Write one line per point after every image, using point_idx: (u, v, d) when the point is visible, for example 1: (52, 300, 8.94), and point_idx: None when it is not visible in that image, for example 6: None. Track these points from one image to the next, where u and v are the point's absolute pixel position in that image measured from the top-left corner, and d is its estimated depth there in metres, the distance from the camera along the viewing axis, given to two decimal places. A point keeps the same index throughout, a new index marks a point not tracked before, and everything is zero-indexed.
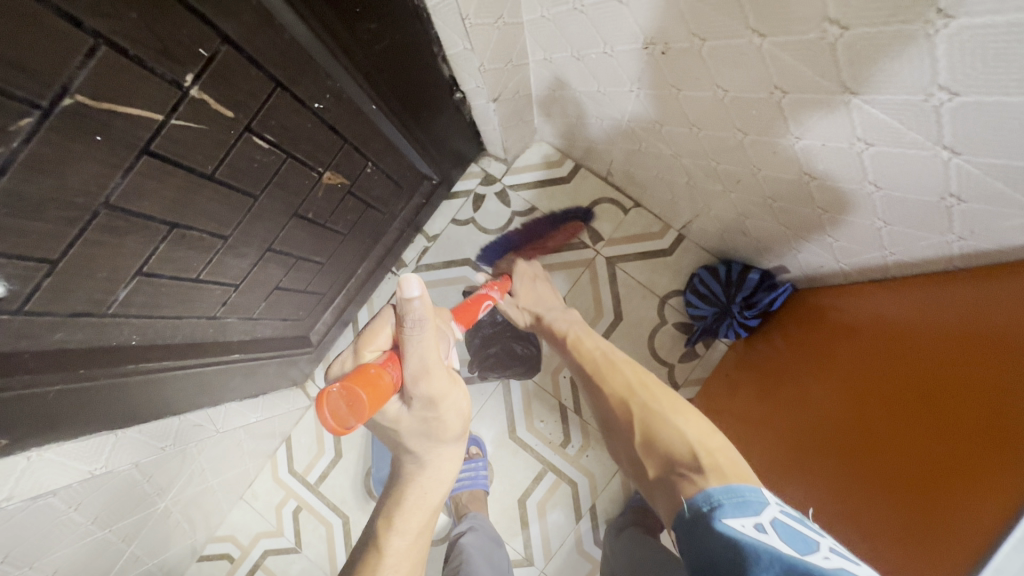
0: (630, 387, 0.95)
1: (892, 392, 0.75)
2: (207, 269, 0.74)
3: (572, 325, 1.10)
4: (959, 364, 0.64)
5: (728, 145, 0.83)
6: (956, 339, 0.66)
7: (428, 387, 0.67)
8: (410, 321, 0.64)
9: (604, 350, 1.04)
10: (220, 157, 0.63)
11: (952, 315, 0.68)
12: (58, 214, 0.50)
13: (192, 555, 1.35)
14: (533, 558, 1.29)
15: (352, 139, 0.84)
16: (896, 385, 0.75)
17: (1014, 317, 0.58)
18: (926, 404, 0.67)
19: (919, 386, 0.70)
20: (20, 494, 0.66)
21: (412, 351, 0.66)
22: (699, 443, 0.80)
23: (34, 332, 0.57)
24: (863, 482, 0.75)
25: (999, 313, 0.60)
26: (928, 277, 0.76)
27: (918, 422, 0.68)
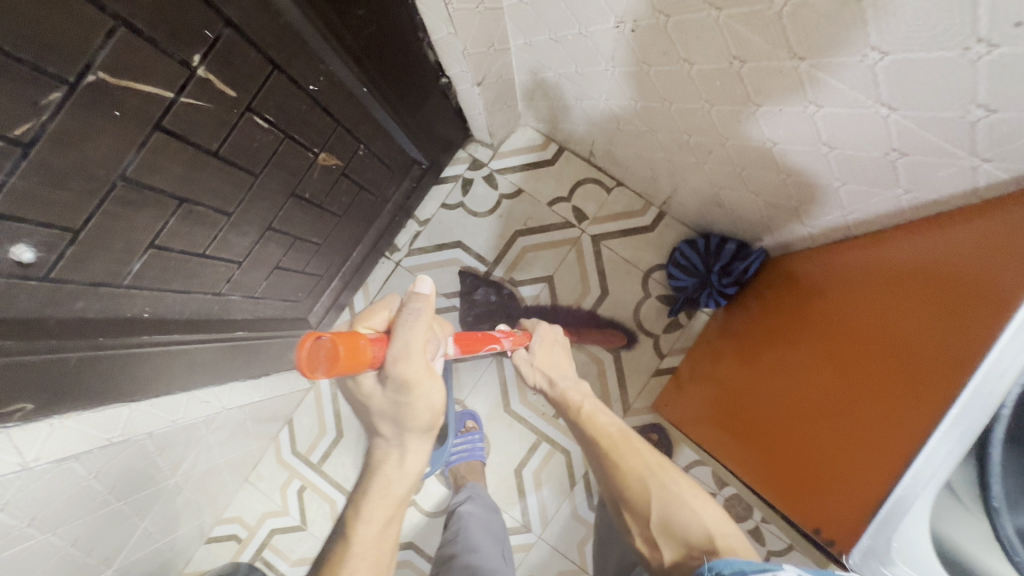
0: (650, 466, 0.85)
1: (835, 336, 0.86)
2: (212, 245, 0.78)
3: (588, 398, 1.00)
4: (889, 303, 0.76)
5: (698, 117, 0.89)
6: (885, 283, 0.78)
7: (403, 371, 0.65)
8: (410, 311, 0.66)
9: (620, 428, 0.93)
10: (224, 135, 0.67)
11: (902, 265, 0.75)
12: (82, 185, 0.55)
13: (201, 536, 1.39)
14: (530, 525, 1.35)
15: (345, 121, 0.89)
16: (854, 335, 0.82)
17: (929, 257, 0.70)
18: (863, 340, 0.79)
19: (857, 327, 0.81)
20: (46, 456, 0.70)
21: (401, 336, 0.65)
22: (717, 530, 0.74)
23: (58, 299, 0.61)
24: (826, 426, 0.82)
25: (918, 257, 0.72)
26: (862, 237, 0.88)
27: (875, 364, 0.75)
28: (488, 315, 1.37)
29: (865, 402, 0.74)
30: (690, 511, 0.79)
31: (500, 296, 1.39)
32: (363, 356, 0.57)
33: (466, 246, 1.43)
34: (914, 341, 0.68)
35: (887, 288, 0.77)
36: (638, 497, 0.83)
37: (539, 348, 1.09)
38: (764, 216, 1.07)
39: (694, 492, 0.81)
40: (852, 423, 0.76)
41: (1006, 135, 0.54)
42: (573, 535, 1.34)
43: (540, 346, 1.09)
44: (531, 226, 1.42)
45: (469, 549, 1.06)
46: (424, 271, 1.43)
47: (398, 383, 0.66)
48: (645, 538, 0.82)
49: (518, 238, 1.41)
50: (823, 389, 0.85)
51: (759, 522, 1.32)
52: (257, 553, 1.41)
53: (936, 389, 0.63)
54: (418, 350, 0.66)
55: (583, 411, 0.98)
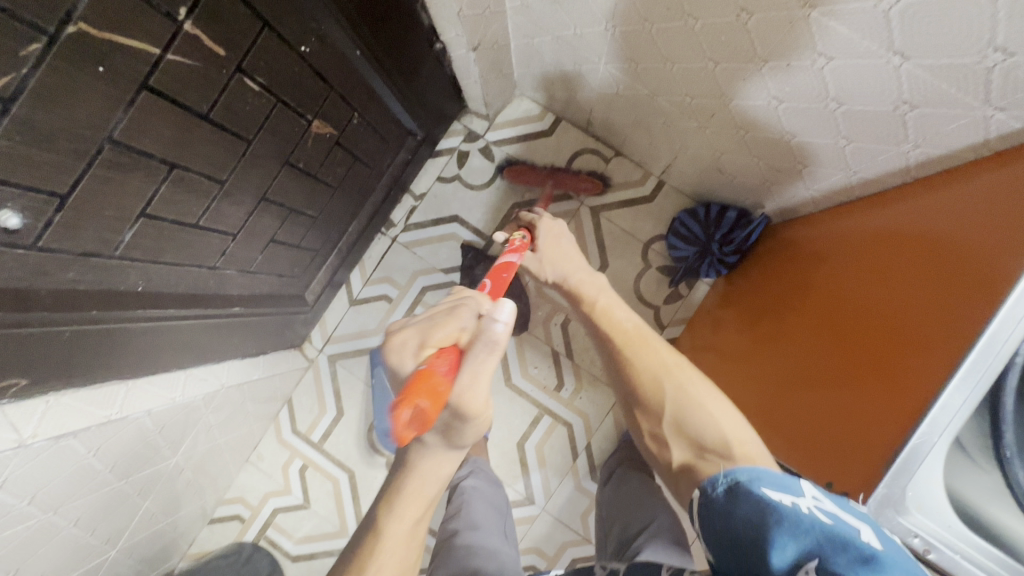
0: (665, 366, 0.86)
1: (837, 301, 0.86)
2: (205, 215, 0.76)
3: (601, 293, 1.00)
4: (891, 262, 0.75)
5: (700, 77, 0.87)
6: (887, 243, 0.78)
7: (464, 406, 0.62)
8: (485, 342, 0.62)
9: (637, 325, 0.94)
10: (214, 97, 0.65)
11: (902, 227, 0.75)
12: (68, 146, 0.52)
13: (204, 517, 1.39)
14: (534, 497, 1.36)
15: (337, 87, 0.86)
16: (855, 300, 0.81)
17: (931, 213, 0.70)
18: (865, 301, 0.78)
19: (859, 290, 0.81)
20: (44, 433, 0.68)
21: (468, 370, 0.61)
22: (732, 433, 0.76)
23: (47, 269, 0.59)
24: (818, 392, 0.81)
25: (919, 214, 0.72)
26: (864, 204, 0.88)
27: (874, 328, 0.74)
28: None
29: (858, 367, 0.74)
30: (708, 417, 0.80)
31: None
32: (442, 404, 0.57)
33: (463, 220, 1.41)
34: (914, 305, 0.68)
35: (891, 250, 0.77)
36: (653, 396, 0.85)
37: (547, 246, 1.11)
38: (766, 181, 1.06)
39: (713, 398, 0.82)
40: (844, 387, 0.76)
41: (1022, 81, 0.53)
42: (576, 506, 1.35)
43: (546, 243, 1.12)
44: (529, 198, 1.40)
45: (470, 523, 1.04)
46: (421, 246, 1.41)
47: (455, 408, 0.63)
48: (655, 436, 0.86)
49: (517, 210, 1.40)
50: (821, 355, 0.84)
51: None
52: (261, 532, 1.42)
53: (937, 335, 0.63)
54: (485, 377, 0.64)
55: (596, 306, 0.98)
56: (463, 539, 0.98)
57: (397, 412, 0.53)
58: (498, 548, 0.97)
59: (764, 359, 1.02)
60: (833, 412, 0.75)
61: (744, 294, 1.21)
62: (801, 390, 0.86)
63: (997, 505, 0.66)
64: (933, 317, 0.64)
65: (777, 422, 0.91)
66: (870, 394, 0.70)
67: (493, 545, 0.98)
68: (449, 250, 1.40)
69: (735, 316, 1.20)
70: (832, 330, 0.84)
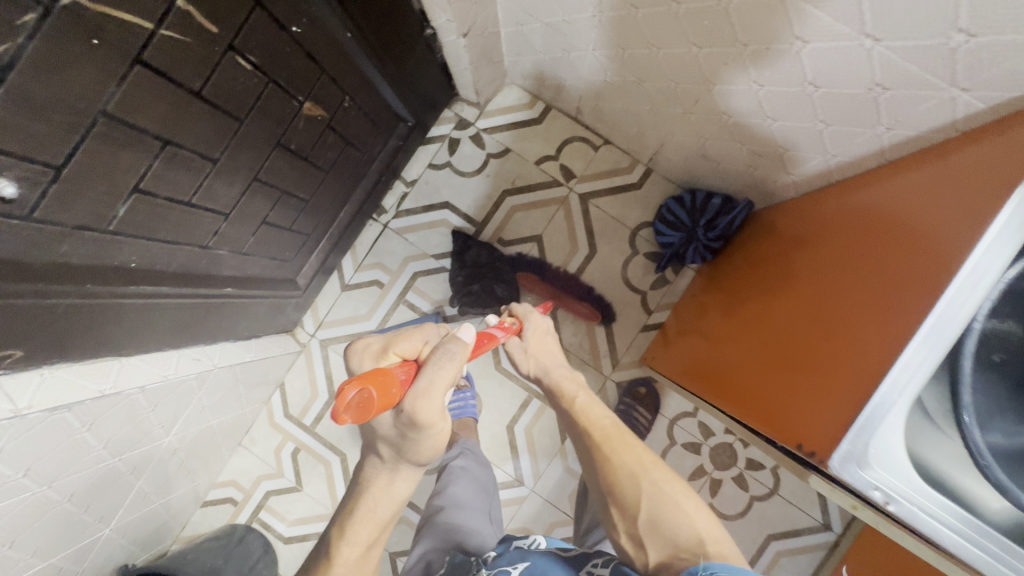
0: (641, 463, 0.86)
1: (818, 279, 0.88)
2: (198, 193, 0.77)
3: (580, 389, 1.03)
4: (871, 238, 0.77)
5: (685, 62, 0.89)
6: (867, 221, 0.80)
7: (418, 410, 0.64)
8: (445, 351, 0.68)
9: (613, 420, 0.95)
10: (206, 75, 0.66)
11: (879, 205, 0.78)
12: (62, 118, 0.54)
13: (197, 500, 1.40)
14: (523, 479, 1.39)
15: (329, 69, 0.87)
16: (829, 279, 0.84)
17: (908, 188, 0.72)
18: (843, 276, 0.80)
19: (839, 266, 0.82)
20: (39, 404, 0.70)
21: (427, 374, 0.66)
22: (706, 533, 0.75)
23: (43, 241, 0.60)
24: (788, 366, 0.84)
25: (898, 190, 0.74)
26: (842, 186, 0.90)
27: (843, 302, 0.77)
28: (477, 274, 1.34)
29: (829, 339, 0.75)
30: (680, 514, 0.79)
31: (492, 257, 1.36)
32: (393, 396, 0.60)
33: (454, 206, 1.42)
34: (886, 277, 0.69)
35: (868, 227, 0.79)
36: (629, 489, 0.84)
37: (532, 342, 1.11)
38: (749, 167, 1.09)
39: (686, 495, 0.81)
40: (811, 359, 0.78)
41: (983, 61, 0.56)
42: (565, 487, 1.38)
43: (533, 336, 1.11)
44: (519, 185, 1.42)
45: (455, 504, 1.05)
46: (413, 232, 1.42)
47: (410, 417, 0.65)
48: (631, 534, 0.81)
49: (507, 197, 1.41)
50: (794, 332, 0.87)
51: (743, 468, 1.37)
52: (254, 515, 1.43)
53: (911, 300, 0.64)
54: (441, 389, 0.67)
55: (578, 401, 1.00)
56: (446, 520, 1.00)
57: (347, 388, 0.55)
58: (480, 530, 0.98)
59: (745, 338, 1.03)
60: (798, 383, 0.78)
61: (728, 277, 1.23)
62: (779, 365, 0.87)
63: (963, 475, 0.67)
64: (897, 287, 0.67)
65: (747, 399, 0.93)
66: (832, 363, 0.72)
67: (475, 527, 0.99)
68: (440, 236, 1.42)
69: (719, 299, 1.23)
70: (812, 306, 0.85)
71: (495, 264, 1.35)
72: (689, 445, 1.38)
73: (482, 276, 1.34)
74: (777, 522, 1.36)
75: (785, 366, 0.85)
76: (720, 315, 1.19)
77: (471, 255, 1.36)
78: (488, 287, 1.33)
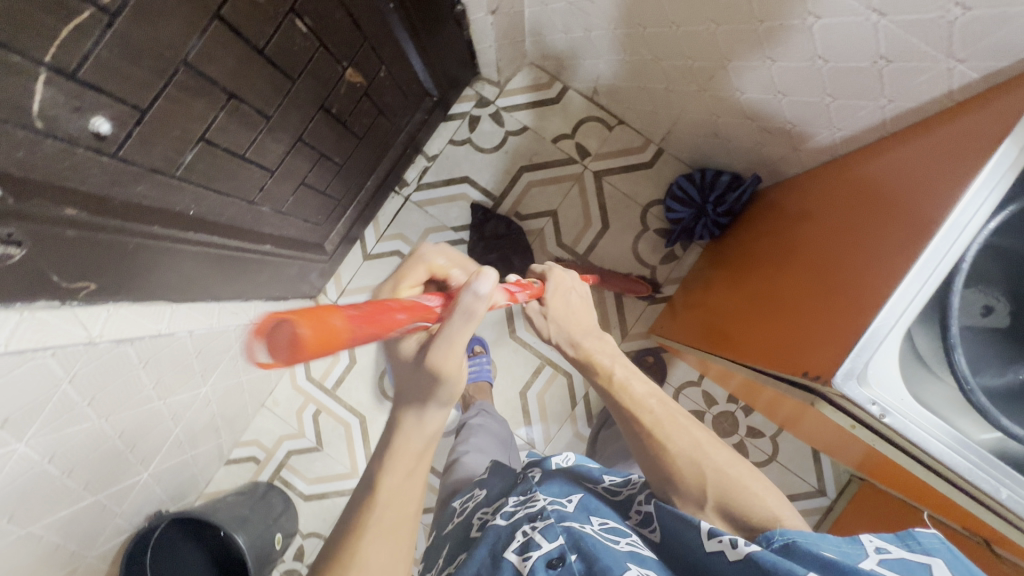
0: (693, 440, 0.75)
1: (829, 240, 0.89)
2: (251, 148, 0.83)
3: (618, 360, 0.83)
4: (882, 194, 0.79)
5: (703, 39, 0.96)
6: (879, 180, 0.82)
7: (436, 367, 0.58)
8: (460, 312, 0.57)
9: None
10: (269, 33, 0.72)
11: (893, 163, 0.80)
12: (152, 64, 0.59)
13: (221, 457, 1.47)
14: (535, 442, 1.45)
15: (370, 38, 0.93)
16: (829, 240, 0.89)
17: (922, 144, 0.74)
18: (853, 231, 0.81)
19: (849, 224, 0.84)
20: (107, 335, 0.76)
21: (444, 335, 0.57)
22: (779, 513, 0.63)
23: (123, 180, 0.66)
24: (789, 320, 0.88)
25: (912, 147, 0.77)
26: (856, 155, 0.93)
27: (839, 257, 0.82)
28: (496, 245, 1.40)
29: (838, 287, 0.76)
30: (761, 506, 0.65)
31: (508, 229, 1.42)
32: (344, 341, 0.38)
33: (473, 181, 1.48)
34: (897, 223, 0.71)
35: (881, 184, 0.81)
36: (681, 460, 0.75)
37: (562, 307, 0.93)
38: (758, 144, 1.15)
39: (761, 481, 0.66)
40: (811, 310, 0.83)
41: (978, 34, 0.62)
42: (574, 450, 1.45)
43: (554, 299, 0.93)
44: (536, 162, 1.48)
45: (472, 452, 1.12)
46: (433, 205, 1.49)
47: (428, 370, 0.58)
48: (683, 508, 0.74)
49: (524, 173, 1.48)
50: (795, 291, 0.92)
51: (744, 436, 1.44)
52: (276, 473, 1.50)
53: (917, 235, 0.65)
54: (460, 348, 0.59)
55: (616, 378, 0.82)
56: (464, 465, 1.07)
57: (264, 319, 0.34)
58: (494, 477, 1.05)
59: (758, 306, 1.04)
60: (796, 330, 0.83)
61: (741, 252, 1.25)
62: (787, 321, 0.88)
63: (960, 418, 0.70)
64: (886, 233, 0.72)
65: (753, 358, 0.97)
66: (825, 307, 0.77)
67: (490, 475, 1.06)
68: (459, 209, 1.48)
69: (731, 274, 1.25)
70: (823, 264, 0.86)
71: (511, 234, 1.42)
72: (693, 413, 1.45)
73: (499, 246, 1.40)
74: None
75: (793, 321, 0.86)
76: (733, 288, 1.21)
77: (488, 228, 1.42)
78: (505, 257, 1.39)
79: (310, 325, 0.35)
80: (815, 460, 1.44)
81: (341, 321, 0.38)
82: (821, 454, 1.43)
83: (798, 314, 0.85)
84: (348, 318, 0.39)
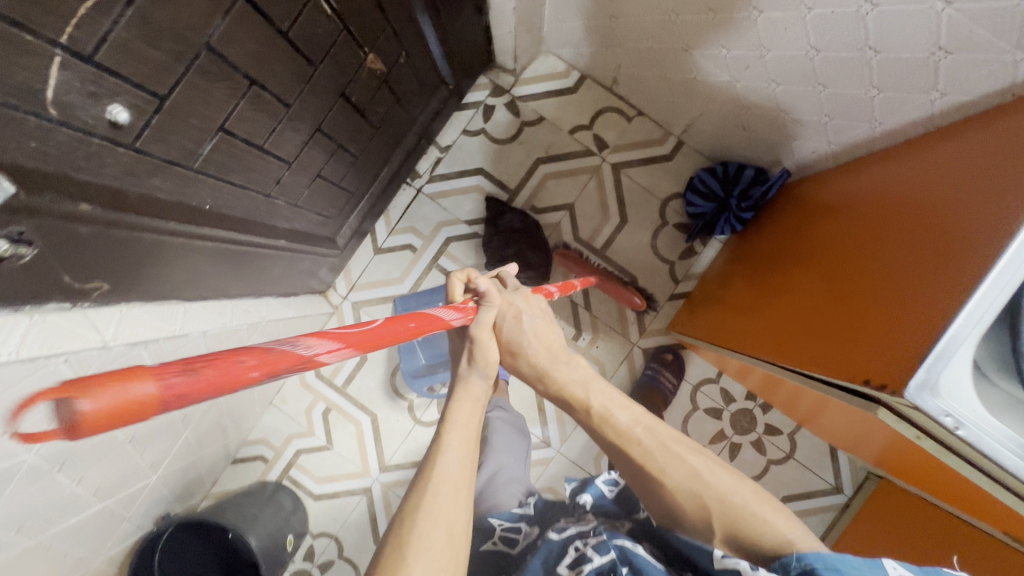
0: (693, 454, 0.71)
1: (867, 238, 0.84)
2: (270, 138, 0.78)
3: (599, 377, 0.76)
4: (934, 193, 0.74)
5: (742, 27, 0.91)
6: (931, 178, 0.77)
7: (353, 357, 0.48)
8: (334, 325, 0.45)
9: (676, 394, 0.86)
10: (294, 14, 0.67)
11: (952, 161, 0.74)
12: (173, 46, 0.54)
13: (229, 456, 1.43)
14: (550, 441, 1.43)
15: (393, 22, 0.88)
16: (861, 232, 0.87)
17: (988, 141, 0.69)
18: (899, 231, 0.76)
19: (893, 222, 0.79)
20: (121, 338, 0.72)
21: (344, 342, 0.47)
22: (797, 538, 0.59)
23: (139, 173, 0.61)
24: (818, 310, 0.86)
25: (977, 145, 0.71)
26: (904, 148, 0.88)
27: (876, 249, 0.79)
28: (512, 239, 1.35)
29: (883, 290, 0.72)
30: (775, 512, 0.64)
31: (525, 222, 1.38)
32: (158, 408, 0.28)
33: (488, 172, 1.44)
34: (958, 225, 0.66)
35: (934, 182, 0.75)
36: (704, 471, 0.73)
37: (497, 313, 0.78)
38: (788, 137, 1.12)
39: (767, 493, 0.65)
40: (843, 301, 0.81)
41: None
42: (590, 449, 1.42)
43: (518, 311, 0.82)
44: (553, 153, 1.44)
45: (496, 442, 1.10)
46: (446, 197, 1.44)
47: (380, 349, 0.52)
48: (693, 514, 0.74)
49: (540, 165, 1.43)
50: (822, 283, 0.90)
51: (762, 434, 1.43)
52: (285, 472, 1.46)
53: (984, 243, 0.60)
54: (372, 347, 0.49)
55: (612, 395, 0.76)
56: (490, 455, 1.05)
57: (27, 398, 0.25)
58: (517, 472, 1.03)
59: (783, 304, 1.01)
60: (833, 329, 0.79)
61: (765, 245, 1.22)
62: (819, 323, 0.84)
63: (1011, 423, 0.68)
64: (935, 226, 0.70)
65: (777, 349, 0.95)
66: (868, 308, 0.73)
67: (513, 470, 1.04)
68: (474, 201, 1.44)
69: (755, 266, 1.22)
70: (860, 263, 0.82)
71: (529, 225, 1.37)
72: (711, 410, 1.43)
73: (516, 238, 1.36)
74: (790, 484, 1.42)
75: (826, 324, 0.81)
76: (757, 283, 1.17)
77: (504, 221, 1.38)
78: (522, 249, 1.35)
79: (96, 400, 0.26)
80: (833, 457, 1.42)
81: (135, 391, 0.27)
82: (838, 451, 1.41)
83: (832, 316, 0.81)
84: (159, 389, 0.28)
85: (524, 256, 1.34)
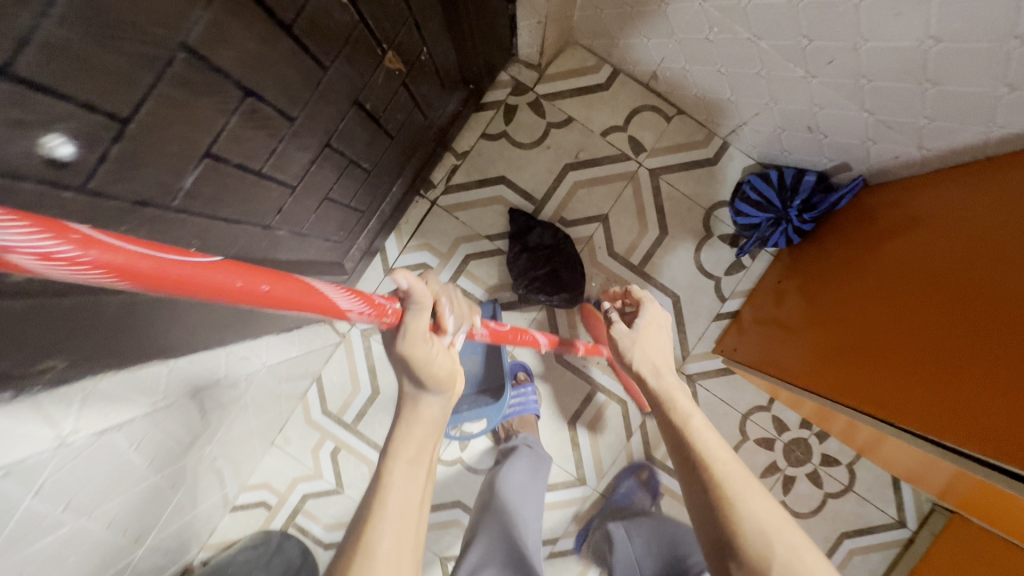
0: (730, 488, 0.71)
1: (979, 275, 0.74)
2: (270, 160, 0.62)
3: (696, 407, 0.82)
4: None
5: (835, 13, 0.75)
6: None
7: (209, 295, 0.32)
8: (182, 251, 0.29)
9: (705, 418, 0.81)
10: (300, 2, 0.51)
11: None
12: (137, 50, 0.38)
13: (227, 505, 1.27)
14: (586, 479, 1.28)
15: (416, 12, 0.72)
16: (945, 273, 0.79)
17: None
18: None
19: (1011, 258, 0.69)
20: (87, 427, 0.56)
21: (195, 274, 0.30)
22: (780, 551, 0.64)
23: (97, 221, 0.45)
24: (905, 362, 0.81)
25: None
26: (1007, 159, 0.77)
27: (981, 299, 0.72)
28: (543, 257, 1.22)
29: None
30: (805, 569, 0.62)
31: (557, 238, 1.24)
32: None
33: (511, 181, 1.28)
34: None
35: None
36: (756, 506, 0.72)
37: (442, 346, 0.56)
38: (866, 141, 0.97)
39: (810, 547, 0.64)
40: (938, 361, 0.76)
41: None
42: (630, 486, 1.28)
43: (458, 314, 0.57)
44: (583, 158, 1.28)
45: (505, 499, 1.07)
46: (465, 210, 1.28)
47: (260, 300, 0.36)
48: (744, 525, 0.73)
49: (569, 172, 1.28)
50: (922, 323, 0.81)
51: (818, 465, 1.30)
52: (290, 519, 1.31)
53: None
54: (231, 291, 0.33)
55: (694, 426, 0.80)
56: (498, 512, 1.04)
57: None
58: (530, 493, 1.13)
59: (868, 340, 0.91)
60: (973, 394, 0.69)
61: (829, 260, 1.13)
62: (945, 380, 0.74)
63: None
64: None
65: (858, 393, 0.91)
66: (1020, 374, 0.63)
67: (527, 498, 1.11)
68: (495, 214, 1.28)
69: (821, 285, 1.13)
70: (980, 309, 0.72)
71: (557, 238, 1.24)
72: (762, 441, 1.29)
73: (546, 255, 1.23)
74: (850, 519, 1.30)
75: (957, 383, 0.72)
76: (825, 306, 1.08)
77: (533, 237, 1.24)
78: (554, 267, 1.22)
79: None
80: (896, 489, 1.29)
81: (23, 250, 0.22)
82: (903, 483, 1.28)
83: (962, 375, 0.72)
84: (64, 253, 0.23)
85: (557, 275, 1.22)
